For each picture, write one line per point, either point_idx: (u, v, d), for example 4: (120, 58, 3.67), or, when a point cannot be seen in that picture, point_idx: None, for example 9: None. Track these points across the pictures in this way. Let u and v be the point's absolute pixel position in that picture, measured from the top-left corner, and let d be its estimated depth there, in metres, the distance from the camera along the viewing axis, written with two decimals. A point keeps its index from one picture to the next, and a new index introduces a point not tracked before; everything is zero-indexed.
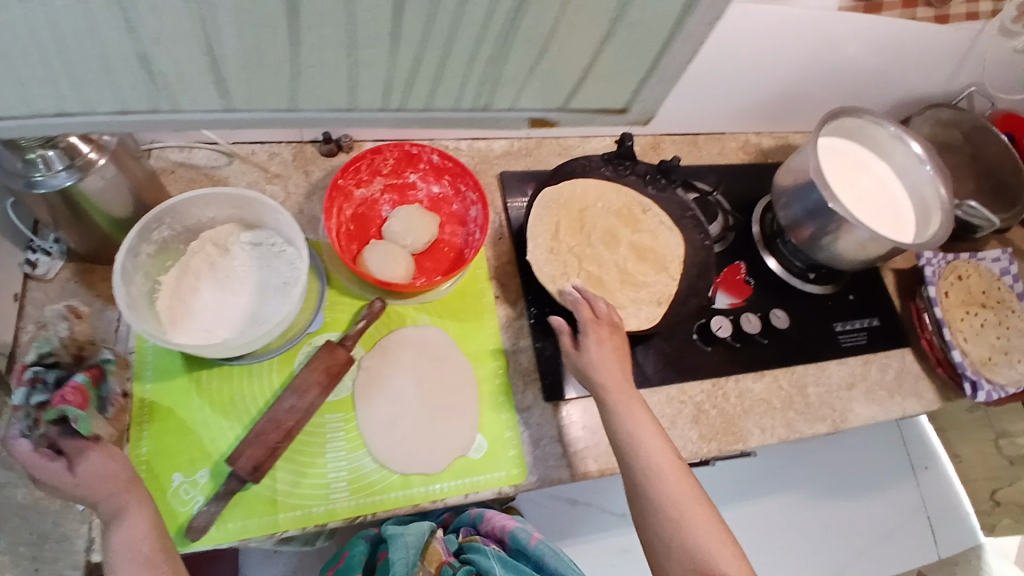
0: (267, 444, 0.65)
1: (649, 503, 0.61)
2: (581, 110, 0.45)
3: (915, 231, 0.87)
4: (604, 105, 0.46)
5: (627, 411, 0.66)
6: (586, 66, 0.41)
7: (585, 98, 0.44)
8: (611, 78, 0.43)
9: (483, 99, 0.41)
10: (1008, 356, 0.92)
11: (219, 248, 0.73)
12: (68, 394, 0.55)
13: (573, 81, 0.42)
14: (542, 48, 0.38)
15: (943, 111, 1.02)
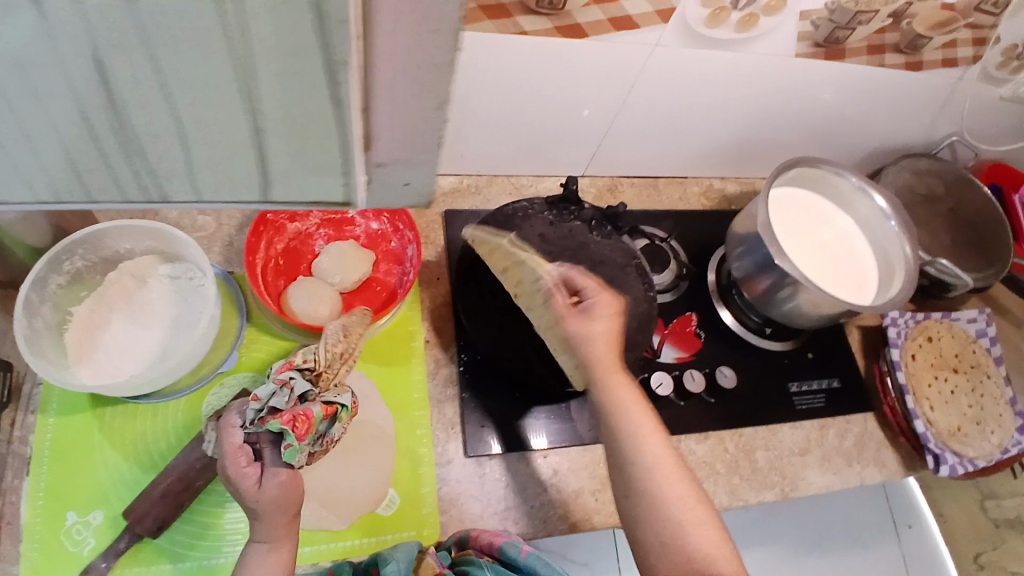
0: (161, 492, 0.62)
1: (643, 507, 0.55)
2: (290, 203, 0.33)
3: (876, 290, 0.82)
4: (319, 197, 0.33)
5: (613, 398, 0.59)
6: (264, 157, 0.30)
7: (290, 188, 0.32)
8: (312, 170, 0.31)
9: (147, 188, 0.31)
10: (980, 427, 0.85)
11: (136, 280, 0.71)
12: (297, 421, 0.52)
13: (254, 168, 0.30)
14: (174, 134, 0.28)
15: (920, 161, 0.96)
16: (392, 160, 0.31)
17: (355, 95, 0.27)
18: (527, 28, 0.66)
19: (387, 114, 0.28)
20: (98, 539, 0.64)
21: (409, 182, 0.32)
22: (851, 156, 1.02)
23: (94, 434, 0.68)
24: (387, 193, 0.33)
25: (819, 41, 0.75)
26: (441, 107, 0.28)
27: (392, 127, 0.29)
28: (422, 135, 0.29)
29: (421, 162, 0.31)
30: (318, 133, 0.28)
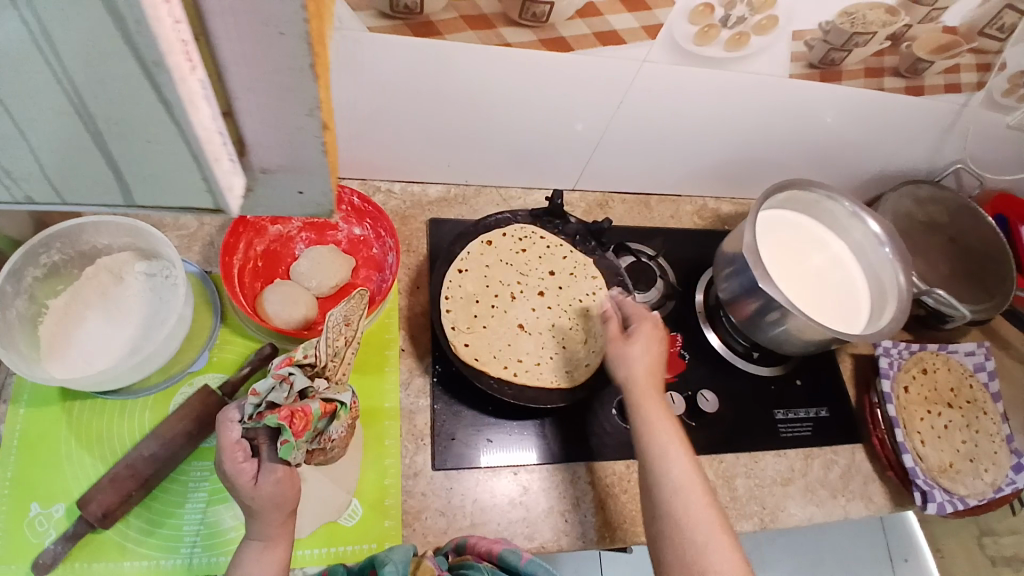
0: (121, 490, 0.62)
1: (673, 519, 0.59)
2: (167, 208, 0.30)
3: (866, 319, 0.80)
4: (195, 205, 0.30)
5: (652, 421, 0.64)
6: (126, 160, 0.27)
7: (165, 195, 0.29)
8: (176, 176, 0.28)
9: (18, 190, 0.29)
10: (973, 464, 0.82)
11: (112, 275, 0.71)
12: (295, 418, 0.51)
13: (118, 171, 0.28)
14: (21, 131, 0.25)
15: (922, 188, 0.93)
16: (279, 168, 0.28)
17: (193, 97, 0.24)
18: (512, 39, 0.66)
19: (255, 118, 0.26)
20: (56, 532, 0.63)
21: (303, 192, 0.30)
22: (851, 181, 0.99)
23: (61, 427, 0.68)
24: (275, 202, 0.30)
25: (814, 63, 0.73)
26: (313, 113, 0.25)
27: (265, 133, 0.26)
28: (301, 143, 0.27)
29: (313, 170, 0.28)
30: (163, 140, 0.26)
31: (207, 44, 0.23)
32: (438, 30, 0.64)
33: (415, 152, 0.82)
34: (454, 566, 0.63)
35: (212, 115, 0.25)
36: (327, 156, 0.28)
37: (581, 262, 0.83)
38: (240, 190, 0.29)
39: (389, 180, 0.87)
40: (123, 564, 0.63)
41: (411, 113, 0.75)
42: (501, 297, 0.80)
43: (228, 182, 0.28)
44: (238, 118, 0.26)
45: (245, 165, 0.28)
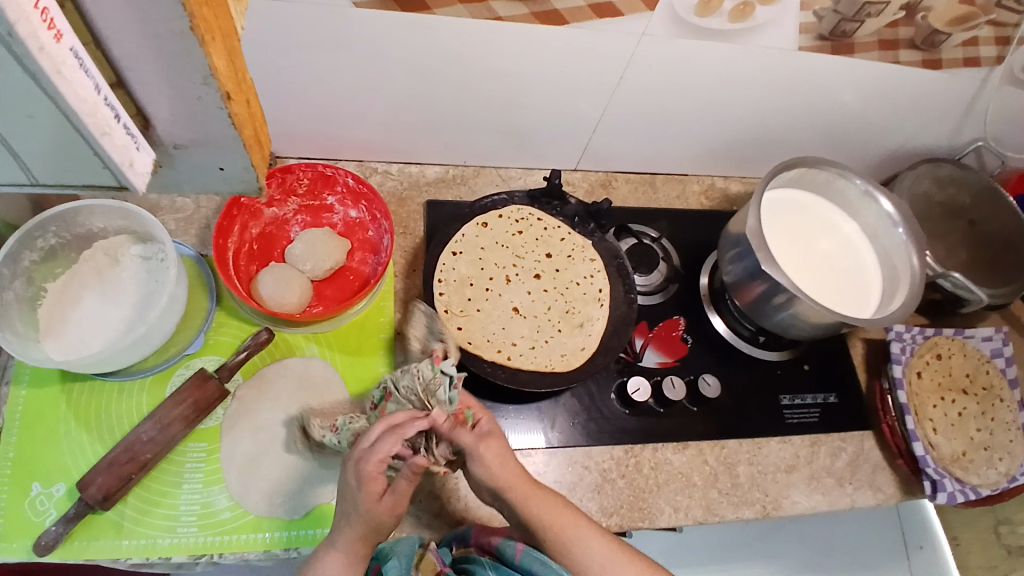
0: (119, 473, 0.63)
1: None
2: (70, 186, 0.30)
3: (877, 303, 0.77)
4: (95, 182, 0.29)
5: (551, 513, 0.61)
6: (8, 138, 0.26)
7: (63, 174, 0.28)
8: (67, 157, 0.27)
9: None
10: (987, 453, 0.79)
11: (108, 258, 0.71)
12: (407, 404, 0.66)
13: (7, 149, 0.27)
14: None
15: (943, 167, 0.89)
16: (188, 143, 0.28)
17: (62, 68, 0.22)
18: (503, 12, 0.64)
19: (150, 91, 0.26)
20: (58, 510, 0.64)
21: (225, 168, 0.30)
22: (867, 159, 0.95)
23: (61, 408, 0.69)
24: (191, 177, 0.30)
25: (824, 34, 0.70)
26: (210, 82, 0.25)
27: (166, 108, 0.26)
28: (204, 117, 0.27)
29: (225, 144, 0.28)
30: (44, 117, 0.24)
31: (77, 12, 0.22)
32: (426, 4, 0.62)
33: (410, 132, 0.80)
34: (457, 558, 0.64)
35: (93, 85, 0.24)
36: (241, 129, 0.28)
37: (578, 245, 0.82)
38: (145, 161, 0.28)
39: (386, 162, 0.86)
40: (121, 543, 0.63)
41: (403, 92, 0.73)
42: (495, 280, 0.79)
43: (124, 158, 0.27)
44: (129, 89, 0.26)
45: (153, 139, 0.28)
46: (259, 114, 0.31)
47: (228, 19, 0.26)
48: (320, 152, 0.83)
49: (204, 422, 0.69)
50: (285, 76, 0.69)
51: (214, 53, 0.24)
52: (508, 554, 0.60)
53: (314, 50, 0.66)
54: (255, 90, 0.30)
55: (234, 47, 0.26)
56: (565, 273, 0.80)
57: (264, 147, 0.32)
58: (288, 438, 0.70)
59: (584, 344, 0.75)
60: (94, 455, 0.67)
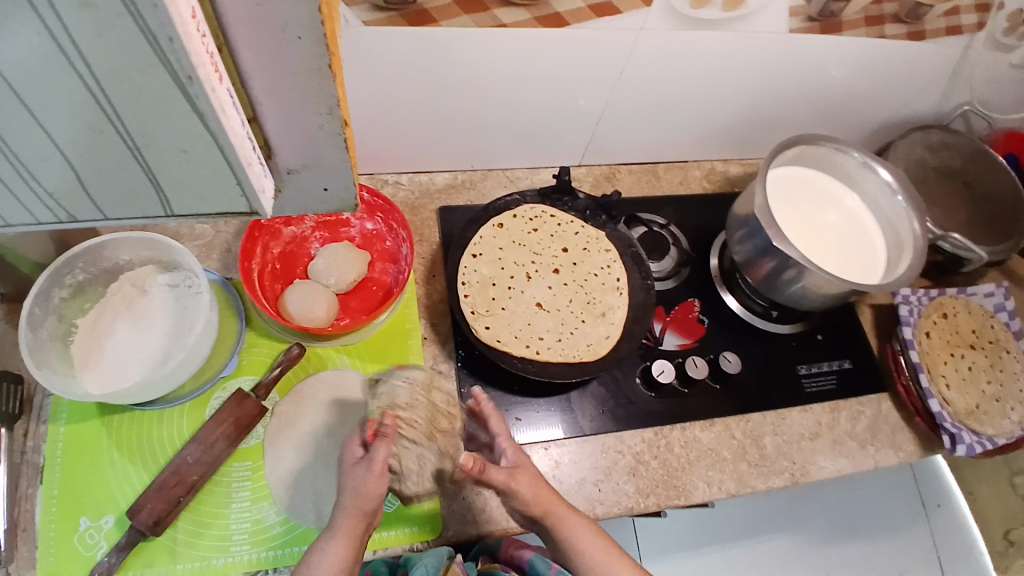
0: (170, 498, 0.64)
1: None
2: (197, 216, 0.31)
3: (884, 270, 0.80)
4: (223, 211, 0.31)
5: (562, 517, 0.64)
6: (153, 169, 0.28)
7: (194, 204, 0.30)
8: (202, 185, 0.29)
9: (61, 210, 0.31)
10: (1000, 404, 0.82)
11: (136, 289, 0.72)
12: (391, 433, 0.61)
13: (147, 180, 0.29)
14: (61, 151, 0.27)
15: (932, 133, 0.92)
16: (302, 167, 0.29)
17: (225, 108, 0.24)
18: (506, 19, 0.66)
19: (281, 120, 0.26)
20: (109, 542, 0.66)
21: (327, 187, 0.31)
22: (859, 132, 0.98)
23: (102, 440, 0.70)
24: (298, 199, 0.31)
25: (813, 16, 0.72)
26: (333, 110, 0.26)
27: (288, 132, 0.27)
28: (321, 143, 0.28)
29: (333, 166, 0.29)
30: (198, 149, 0.26)
31: (230, 54, 0.23)
32: (432, 17, 0.64)
33: (419, 142, 0.82)
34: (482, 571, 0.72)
35: (241, 121, 0.25)
36: (348, 151, 0.29)
37: (593, 237, 0.84)
38: (270, 188, 0.29)
39: (396, 172, 0.87)
40: (177, 567, 0.65)
41: (413, 103, 0.75)
42: (516, 278, 0.81)
43: (258, 184, 0.28)
44: (262, 122, 0.27)
45: (272, 167, 0.29)
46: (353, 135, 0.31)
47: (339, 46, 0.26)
48: None
49: (246, 441, 0.71)
50: None
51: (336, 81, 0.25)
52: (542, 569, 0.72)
53: None
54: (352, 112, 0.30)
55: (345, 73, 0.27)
56: (582, 265, 0.82)
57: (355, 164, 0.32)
58: (327, 451, 0.71)
59: (608, 332, 0.77)
60: (140, 483, 0.68)
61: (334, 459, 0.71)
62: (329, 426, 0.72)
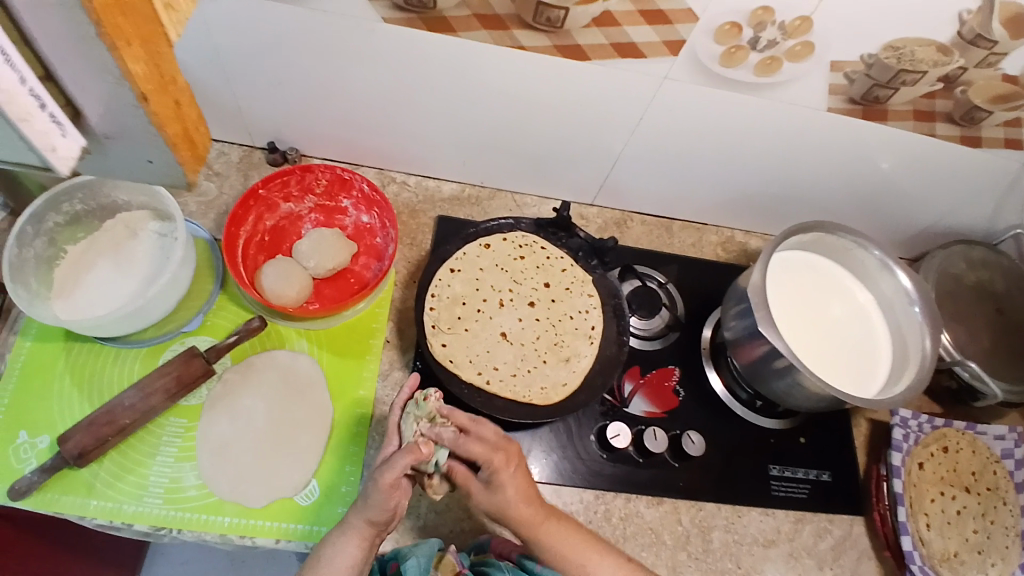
0: (97, 435, 0.64)
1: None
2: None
3: (883, 383, 0.73)
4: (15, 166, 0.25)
5: (558, 535, 0.63)
6: None
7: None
8: None
9: None
10: (980, 556, 0.73)
11: (127, 232, 0.75)
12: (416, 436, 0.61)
13: None
14: None
15: (976, 249, 0.85)
16: (118, 135, 0.24)
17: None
18: (525, 42, 0.64)
19: (81, 85, 0.22)
20: (36, 462, 0.66)
21: (153, 162, 0.26)
22: (898, 233, 0.92)
23: (58, 365, 0.71)
24: (119, 168, 0.26)
25: (855, 98, 0.67)
26: (121, 84, 0.22)
27: (97, 102, 0.23)
28: (120, 112, 0.23)
29: (149, 141, 0.25)
30: None
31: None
32: (451, 26, 0.63)
33: (430, 146, 0.82)
34: (476, 563, 0.66)
35: (14, 76, 0.21)
36: (162, 128, 0.24)
37: (577, 278, 0.82)
38: (72, 147, 0.24)
39: (406, 173, 0.88)
40: (89, 503, 0.65)
41: (426, 106, 0.75)
42: (489, 301, 0.79)
43: (42, 142, 0.23)
44: (60, 83, 0.22)
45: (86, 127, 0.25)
46: (195, 113, 0.27)
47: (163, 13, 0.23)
48: (344, 156, 0.86)
49: (187, 399, 0.71)
50: (314, 78, 0.72)
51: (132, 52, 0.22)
52: (531, 564, 0.64)
53: (342, 58, 0.68)
54: (189, 91, 0.26)
55: (156, 47, 0.23)
56: (559, 303, 0.80)
57: (203, 141, 0.28)
58: (260, 427, 0.71)
59: (567, 379, 0.74)
60: (80, 412, 0.69)
61: (267, 440, 0.70)
62: (271, 403, 0.72)
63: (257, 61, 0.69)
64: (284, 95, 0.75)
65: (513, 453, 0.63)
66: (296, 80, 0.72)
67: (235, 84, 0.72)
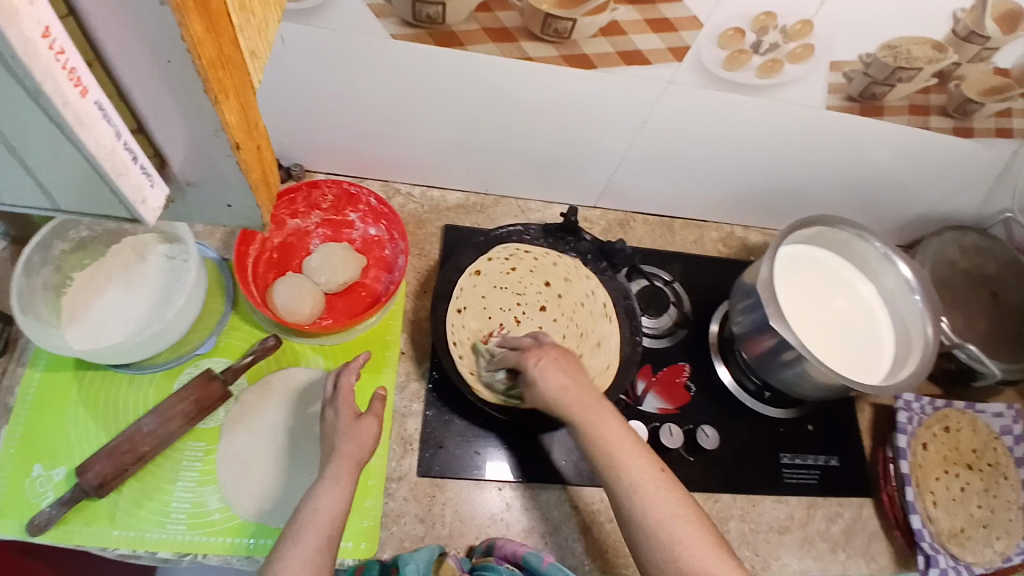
0: (119, 463, 0.64)
1: (634, 523, 0.54)
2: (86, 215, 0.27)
3: (886, 370, 0.75)
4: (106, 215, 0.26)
5: (602, 429, 0.59)
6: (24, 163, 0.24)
7: (75, 200, 0.26)
8: (76, 187, 0.24)
9: None
10: (985, 531, 0.76)
11: (135, 254, 0.73)
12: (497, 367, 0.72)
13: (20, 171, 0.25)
14: None
15: (968, 235, 0.89)
16: (201, 180, 0.25)
17: (85, 119, 0.20)
18: (533, 53, 0.65)
19: (172, 136, 0.24)
20: (54, 494, 0.66)
21: (232, 205, 0.27)
22: (890, 222, 0.95)
23: (72, 393, 0.70)
24: (198, 210, 0.27)
25: (853, 95, 0.69)
26: (219, 135, 0.23)
27: (184, 149, 0.24)
28: (211, 159, 0.24)
29: (232, 185, 0.26)
30: (65, 159, 0.22)
31: (104, 69, 0.21)
32: (459, 40, 0.64)
33: (435, 157, 0.83)
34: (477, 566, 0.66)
35: (113, 131, 0.22)
36: (248, 174, 0.25)
37: (586, 283, 0.83)
38: (160, 197, 0.25)
39: (410, 183, 0.88)
40: (112, 532, 0.65)
41: (432, 117, 0.75)
42: (505, 309, 0.80)
43: (136, 195, 0.24)
44: (151, 135, 0.24)
45: (168, 176, 0.25)
46: (270, 155, 0.28)
47: (253, 68, 0.24)
48: (348, 169, 0.86)
49: (204, 422, 0.71)
50: (320, 93, 0.72)
51: (228, 106, 0.23)
52: (534, 564, 0.64)
53: (349, 73, 0.68)
54: (267, 136, 0.27)
55: (247, 96, 0.24)
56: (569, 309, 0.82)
57: (275, 181, 0.29)
58: (280, 445, 0.71)
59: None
60: (97, 443, 0.68)
61: (289, 459, 0.71)
62: (289, 421, 0.72)
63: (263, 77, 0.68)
64: (290, 110, 0.74)
65: (557, 352, 0.65)
66: (303, 96, 0.72)
67: None
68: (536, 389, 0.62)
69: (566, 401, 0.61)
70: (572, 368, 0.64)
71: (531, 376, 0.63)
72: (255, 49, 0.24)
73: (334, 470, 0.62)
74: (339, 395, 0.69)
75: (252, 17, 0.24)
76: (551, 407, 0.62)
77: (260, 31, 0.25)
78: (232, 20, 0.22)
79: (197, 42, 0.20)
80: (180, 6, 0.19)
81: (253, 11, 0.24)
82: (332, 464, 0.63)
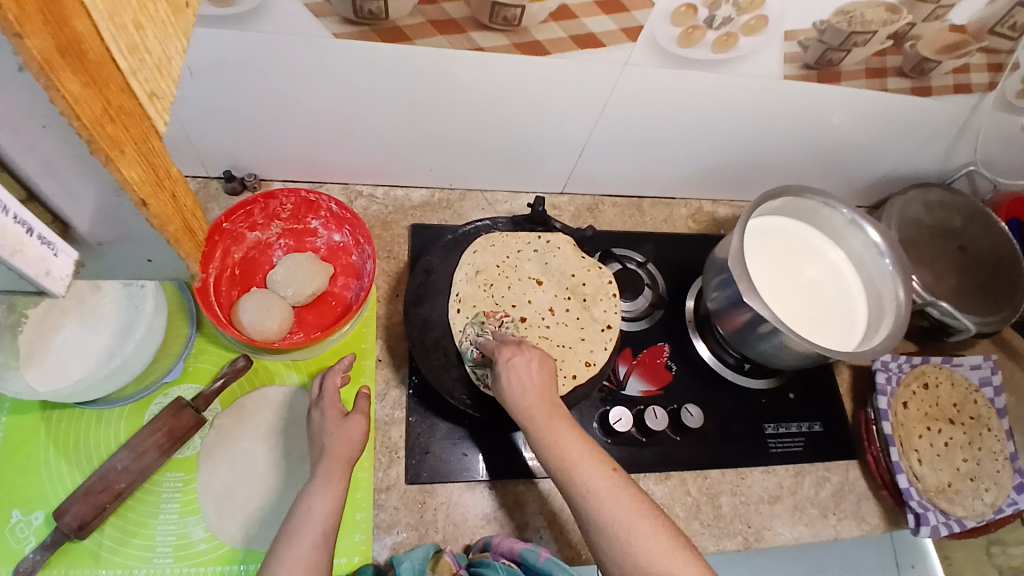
0: (94, 503, 0.62)
1: (594, 528, 0.54)
2: None
3: (862, 336, 0.76)
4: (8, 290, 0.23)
5: (550, 431, 0.58)
6: None
7: None
8: None
9: None
10: (973, 483, 0.78)
11: (89, 285, 0.69)
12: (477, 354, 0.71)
13: None
14: None
15: (932, 191, 0.90)
16: (113, 240, 0.23)
17: None
18: (483, 43, 0.63)
19: (71, 196, 0.21)
20: (37, 539, 0.63)
21: (153, 259, 0.25)
22: (856, 183, 0.96)
23: (40, 435, 0.68)
24: (120, 267, 0.26)
25: (810, 64, 0.69)
26: (121, 194, 0.21)
27: (88, 212, 0.22)
28: (117, 218, 0.22)
29: (147, 240, 0.24)
30: None
31: None
32: (405, 35, 0.61)
33: (396, 155, 0.81)
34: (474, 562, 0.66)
35: None
36: (163, 228, 0.23)
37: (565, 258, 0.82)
38: (67, 264, 0.22)
39: (373, 185, 0.87)
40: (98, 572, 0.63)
41: (388, 116, 0.73)
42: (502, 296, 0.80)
43: (39, 268, 0.21)
44: (46, 200, 0.22)
45: (77, 239, 0.23)
46: (190, 200, 0.26)
47: (158, 113, 0.23)
48: (305, 175, 0.83)
49: (181, 451, 0.69)
50: (266, 101, 0.69)
51: (126, 162, 0.21)
52: (530, 560, 0.63)
53: (295, 76, 0.65)
54: (182, 181, 0.25)
55: (150, 144, 0.22)
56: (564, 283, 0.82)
57: (202, 228, 0.27)
58: (261, 468, 0.69)
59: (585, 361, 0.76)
60: (71, 483, 0.66)
61: (272, 479, 0.69)
62: (268, 442, 0.71)
63: (201, 88, 0.65)
64: (238, 122, 0.71)
65: (536, 354, 0.65)
66: (249, 106, 0.69)
67: (180, 113, 0.68)
68: (501, 385, 0.62)
69: (525, 406, 0.60)
70: (542, 373, 0.63)
71: (499, 371, 0.63)
72: (156, 89, 0.22)
73: (326, 470, 0.62)
74: (325, 396, 0.69)
75: (146, 58, 0.21)
76: (513, 408, 0.61)
77: (160, 69, 0.22)
78: (119, 66, 0.20)
79: (74, 103, 0.18)
80: (45, 67, 0.17)
81: (147, 50, 0.21)
82: (323, 464, 0.63)
